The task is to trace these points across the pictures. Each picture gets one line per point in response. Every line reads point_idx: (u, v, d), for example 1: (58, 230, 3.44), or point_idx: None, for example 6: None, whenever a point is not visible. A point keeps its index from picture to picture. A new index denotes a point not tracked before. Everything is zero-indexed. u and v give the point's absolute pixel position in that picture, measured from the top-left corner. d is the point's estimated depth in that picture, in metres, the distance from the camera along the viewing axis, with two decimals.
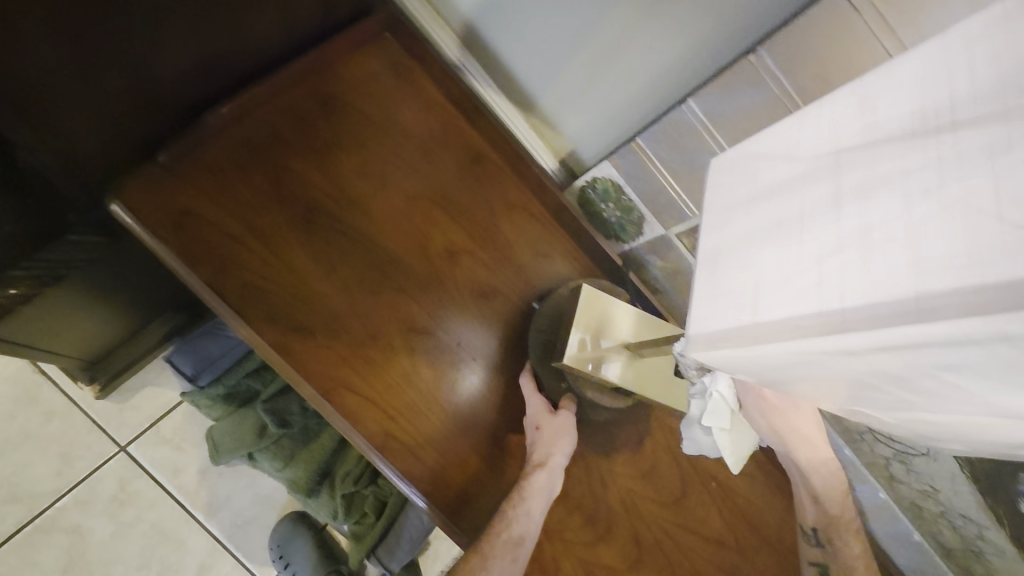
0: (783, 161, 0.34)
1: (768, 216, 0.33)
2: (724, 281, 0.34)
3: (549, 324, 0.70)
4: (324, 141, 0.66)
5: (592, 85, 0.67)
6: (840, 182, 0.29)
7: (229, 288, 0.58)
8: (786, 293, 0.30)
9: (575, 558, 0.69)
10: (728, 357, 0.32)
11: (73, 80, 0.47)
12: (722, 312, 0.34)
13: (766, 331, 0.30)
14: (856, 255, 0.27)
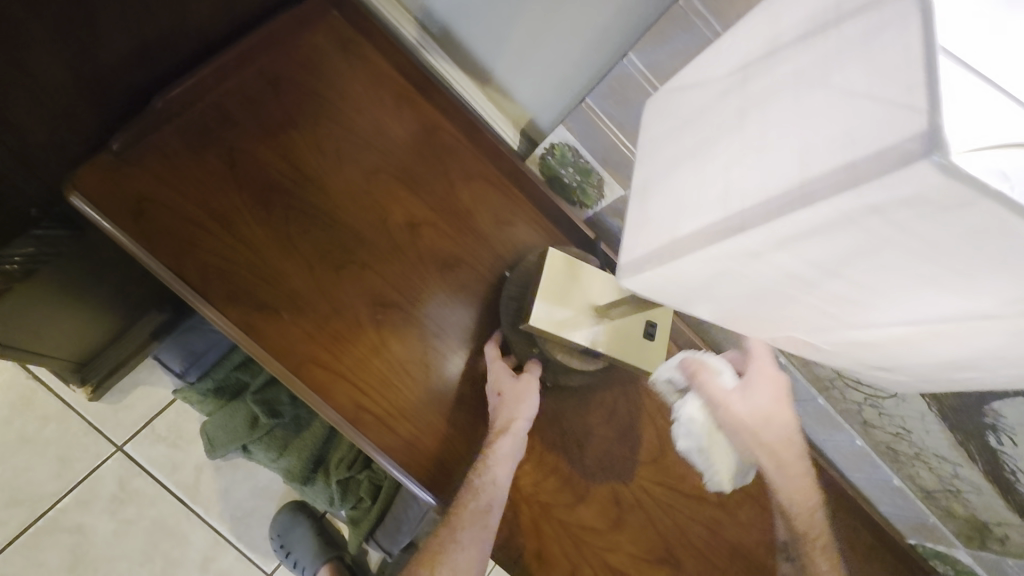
0: (697, 85, 0.34)
1: (685, 141, 0.33)
2: (649, 209, 0.34)
3: (519, 290, 0.71)
4: (277, 123, 0.67)
5: (538, 49, 0.68)
6: (744, 94, 0.29)
7: (189, 270, 0.59)
8: (698, 207, 0.29)
9: (555, 519, 0.69)
10: (654, 277, 0.33)
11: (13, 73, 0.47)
12: (645, 239, 0.34)
13: (679, 246, 0.30)
14: (752, 157, 0.27)
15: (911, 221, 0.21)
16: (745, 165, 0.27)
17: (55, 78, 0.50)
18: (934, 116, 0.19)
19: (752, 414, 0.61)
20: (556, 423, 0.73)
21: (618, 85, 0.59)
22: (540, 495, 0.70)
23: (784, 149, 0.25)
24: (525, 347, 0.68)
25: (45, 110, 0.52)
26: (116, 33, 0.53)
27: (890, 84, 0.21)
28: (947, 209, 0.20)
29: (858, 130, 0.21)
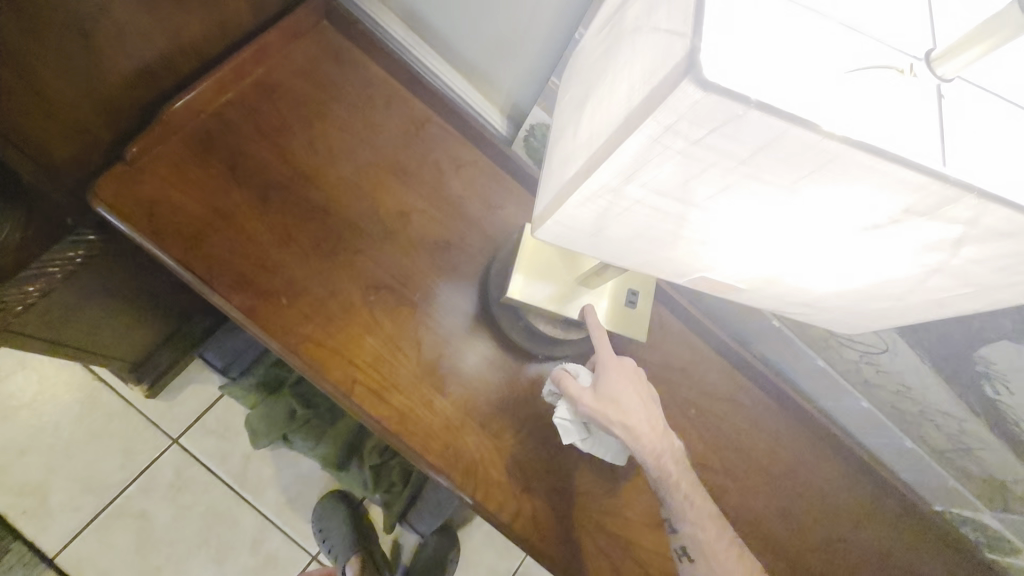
0: (587, 43, 0.36)
1: (576, 96, 0.35)
2: (551, 164, 0.37)
3: (505, 267, 0.74)
4: (272, 126, 0.73)
5: (509, 37, 0.71)
6: (608, 44, 0.31)
7: (197, 262, 0.66)
8: (574, 154, 0.32)
9: (551, 486, 0.72)
10: (552, 226, 0.35)
11: (29, 94, 0.55)
12: (546, 191, 0.36)
13: (562, 193, 0.33)
14: (604, 100, 0.29)
15: (706, 138, 0.24)
16: (600, 108, 0.29)
17: (66, 96, 0.58)
18: (694, 40, 0.21)
19: (608, 404, 0.64)
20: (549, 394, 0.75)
21: None
22: (534, 463, 0.72)
23: (620, 88, 0.27)
24: (512, 324, 0.73)
25: (61, 126, 0.60)
26: (118, 54, 0.60)
27: (679, 15, 0.23)
28: (725, 122, 0.23)
29: (655, 63, 0.24)
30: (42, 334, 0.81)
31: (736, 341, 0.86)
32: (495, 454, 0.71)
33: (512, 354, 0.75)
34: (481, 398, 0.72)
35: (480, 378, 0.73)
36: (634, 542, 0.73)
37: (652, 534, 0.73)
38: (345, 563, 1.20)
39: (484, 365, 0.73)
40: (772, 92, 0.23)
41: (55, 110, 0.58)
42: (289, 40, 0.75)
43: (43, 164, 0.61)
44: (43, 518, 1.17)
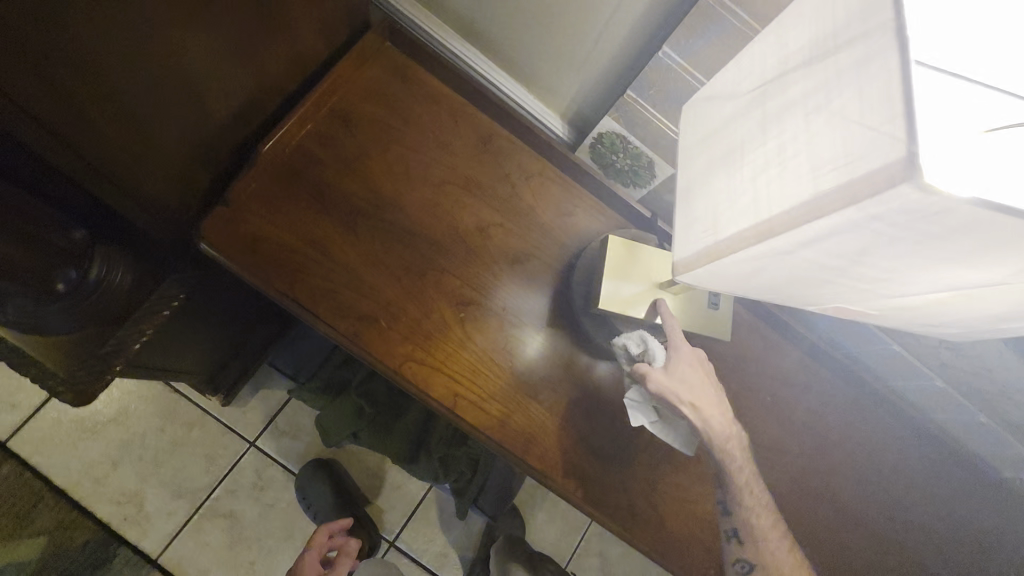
0: (730, 94, 0.38)
1: (720, 150, 0.37)
2: (694, 212, 0.39)
3: (587, 275, 0.77)
4: (350, 153, 0.75)
5: (578, 48, 0.71)
6: (765, 109, 0.33)
7: (301, 293, 0.70)
8: (736, 213, 0.34)
9: (641, 479, 0.76)
10: (705, 273, 0.38)
11: (143, 153, 0.57)
12: (693, 240, 0.39)
13: (719, 248, 0.36)
14: (775, 170, 0.31)
15: (909, 223, 0.25)
16: (767, 177, 0.32)
17: (173, 147, 0.60)
18: (911, 145, 0.23)
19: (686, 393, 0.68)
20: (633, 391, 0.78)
21: None
22: (625, 457, 0.76)
23: (797, 163, 0.29)
24: (595, 327, 0.75)
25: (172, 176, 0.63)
26: (215, 100, 0.62)
27: (876, 111, 0.25)
28: (936, 215, 0.24)
29: (851, 153, 0.26)
30: (148, 362, 0.86)
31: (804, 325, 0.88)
32: (588, 452, 0.75)
33: (595, 356, 0.78)
34: (570, 401, 0.76)
35: (568, 381, 0.76)
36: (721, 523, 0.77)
37: None
38: None
39: (571, 370, 0.77)
40: (979, 184, 0.24)
41: (167, 160, 0.60)
42: (358, 65, 0.76)
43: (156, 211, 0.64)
44: (142, 523, 1.25)
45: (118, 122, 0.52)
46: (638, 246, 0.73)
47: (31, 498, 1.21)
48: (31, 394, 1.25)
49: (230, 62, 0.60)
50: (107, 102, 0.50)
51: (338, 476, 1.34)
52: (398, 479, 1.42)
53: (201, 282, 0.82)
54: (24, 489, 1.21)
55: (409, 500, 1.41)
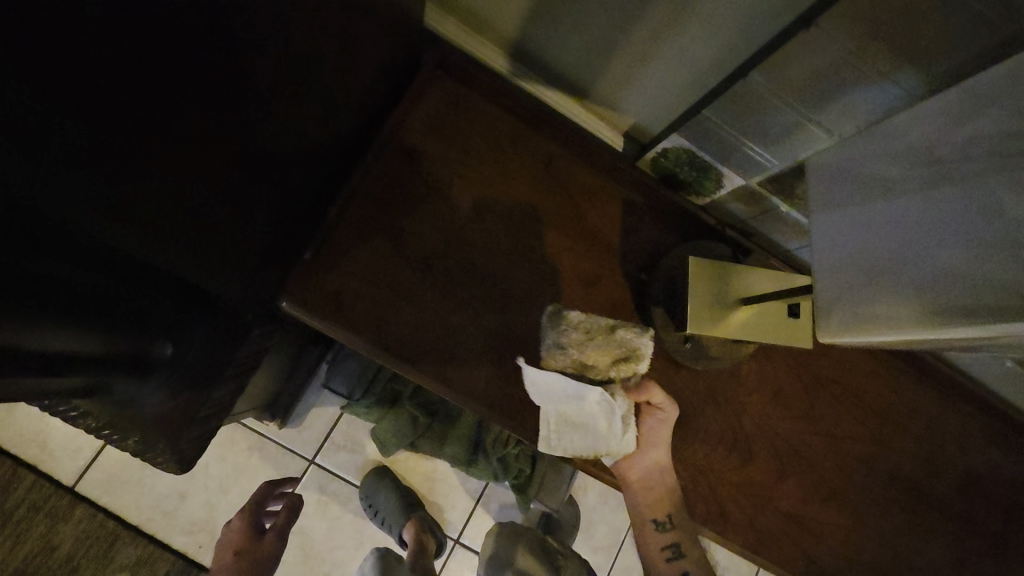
0: (888, 165, 0.39)
1: (888, 217, 0.37)
2: (847, 274, 0.40)
3: (664, 292, 0.76)
4: (418, 194, 0.74)
5: (643, 68, 0.69)
6: (961, 190, 0.33)
7: (389, 343, 0.70)
8: (915, 288, 0.35)
9: (728, 483, 0.78)
10: (864, 338, 0.38)
11: None
12: (849, 304, 0.39)
13: (882, 317, 0.36)
14: (976, 256, 0.32)
15: None
16: (948, 256, 0.33)
17: (222, 207, 0.58)
18: None
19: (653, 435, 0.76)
20: (712, 400, 0.79)
21: (737, 102, 0.62)
22: (711, 464, 0.78)
23: (1000, 254, 0.30)
24: (676, 343, 0.75)
25: (223, 234, 0.61)
26: (261, 154, 0.59)
27: None
28: None
29: None
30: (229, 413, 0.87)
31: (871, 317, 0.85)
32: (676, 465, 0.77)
33: (675, 369, 0.78)
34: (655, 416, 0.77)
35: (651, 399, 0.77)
36: (806, 517, 0.80)
37: (820, 507, 0.81)
38: (400, 529, 1.31)
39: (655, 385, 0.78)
40: None
41: (215, 222, 0.58)
42: (410, 99, 0.74)
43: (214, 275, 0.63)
44: None
45: None
46: (719, 266, 0.73)
47: (109, 537, 1.25)
48: (93, 437, 1.27)
49: (274, 115, 0.58)
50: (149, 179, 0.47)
51: (402, 481, 1.38)
52: (452, 481, 1.43)
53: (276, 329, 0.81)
54: (101, 529, 1.25)
55: (468, 500, 1.43)
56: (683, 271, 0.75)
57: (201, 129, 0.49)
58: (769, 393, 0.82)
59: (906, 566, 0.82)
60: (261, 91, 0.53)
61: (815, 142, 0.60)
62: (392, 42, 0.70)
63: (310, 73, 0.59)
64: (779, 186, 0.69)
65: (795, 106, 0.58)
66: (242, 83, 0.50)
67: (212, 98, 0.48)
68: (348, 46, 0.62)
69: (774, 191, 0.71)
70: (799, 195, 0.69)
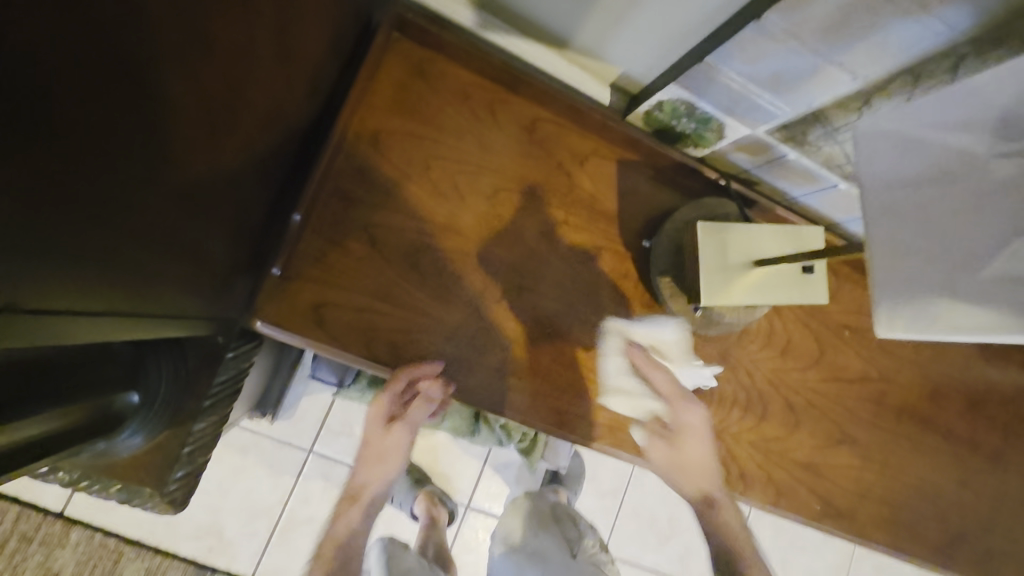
0: (969, 137, 0.34)
1: (982, 199, 0.33)
2: (923, 262, 0.35)
3: (669, 261, 0.71)
4: (392, 181, 0.66)
5: (630, 13, 0.60)
6: None
7: (383, 351, 0.64)
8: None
9: (747, 443, 0.76)
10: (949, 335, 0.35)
11: (157, 259, 0.48)
12: (929, 299, 0.35)
13: (982, 315, 0.33)
14: None
15: None
16: None
17: (170, 241, 0.49)
18: None
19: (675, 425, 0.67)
20: (725, 362, 0.76)
21: (747, 46, 0.54)
22: (730, 426, 0.76)
23: None
24: (688, 313, 0.70)
25: (175, 271, 0.52)
26: (205, 170, 0.49)
27: None
28: None
29: None
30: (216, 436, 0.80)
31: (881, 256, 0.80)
32: None
33: None
34: None
35: None
36: (825, 464, 0.79)
37: (836, 452, 0.80)
38: (411, 504, 1.30)
39: (665, 356, 0.74)
40: None
41: (164, 261, 0.49)
42: (365, 72, 0.64)
43: (173, 317, 0.54)
44: (228, 550, 1.27)
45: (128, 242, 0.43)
46: (727, 225, 0.67)
47: (112, 555, 1.21)
48: None
49: (218, 122, 0.48)
50: (83, 241, 0.38)
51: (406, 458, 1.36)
52: (455, 450, 1.41)
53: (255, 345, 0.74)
54: (103, 549, 1.21)
55: (473, 467, 1.41)
56: (691, 235, 0.68)
57: (134, 161, 0.39)
58: (780, 347, 0.79)
59: (920, 496, 0.83)
60: (196, 96, 0.43)
61: (837, 85, 0.53)
62: (337, 7, 0.60)
63: (251, 62, 0.49)
64: (789, 133, 0.63)
65: (814, 49, 0.51)
66: (169, 91, 0.40)
67: (141, 120, 0.38)
68: (289, 20, 0.52)
69: (783, 139, 0.65)
70: (809, 140, 0.63)
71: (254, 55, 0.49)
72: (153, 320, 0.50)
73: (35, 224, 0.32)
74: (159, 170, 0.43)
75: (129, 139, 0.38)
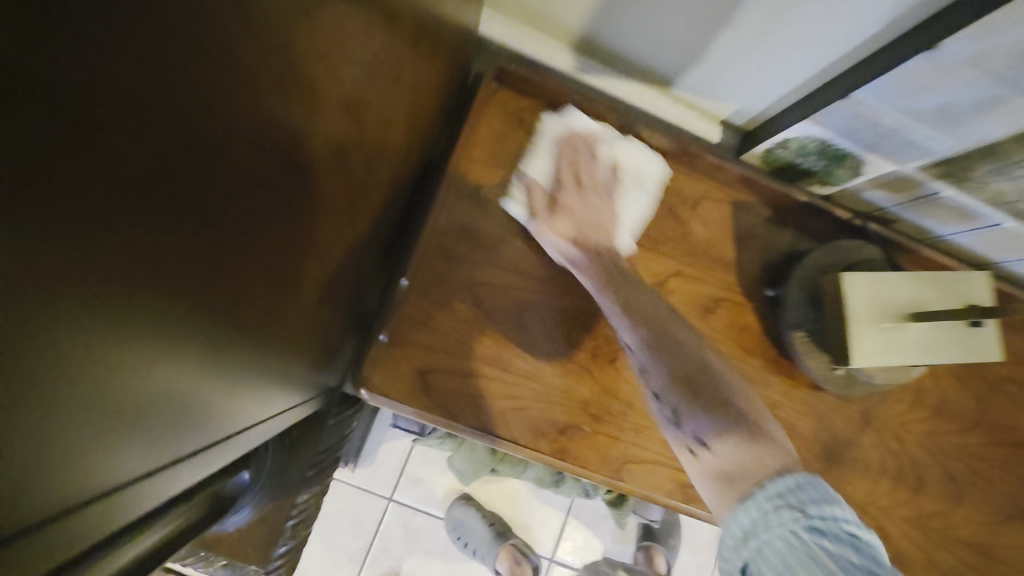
0: None
1: None
2: None
3: (802, 313, 0.63)
4: (496, 237, 0.63)
5: (754, 49, 0.56)
6: None
7: (491, 419, 0.60)
8: None
9: (898, 518, 0.67)
10: None
11: (297, 332, 0.45)
12: None
13: None
14: None
15: None
16: None
17: (289, 333, 0.44)
18: None
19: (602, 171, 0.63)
20: (867, 425, 0.67)
21: (910, 80, 0.48)
22: (877, 498, 0.66)
23: None
24: (826, 371, 0.63)
25: (306, 343, 0.49)
26: (337, 248, 0.46)
27: None
28: None
29: None
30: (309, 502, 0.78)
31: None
32: None
33: (819, 395, 0.67)
34: (805, 454, 0.66)
35: (798, 434, 0.66)
36: (996, 544, 0.68)
37: (1007, 530, 0.68)
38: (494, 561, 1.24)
39: (797, 419, 0.66)
40: None
41: (280, 354, 0.44)
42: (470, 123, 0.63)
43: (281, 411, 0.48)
44: None
45: (280, 317, 0.40)
46: (873, 274, 0.60)
47: None
48: None
49: (355, 186, 0.45)
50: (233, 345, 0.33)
51: (486, 507, 1.31)
52: (537, 499, 1.34)
53: (355, 407, 0.72)
54: None
55: (557, 519, 1.33)
56: (829, 284, 0.61)
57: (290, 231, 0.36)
58: (930, 406, 0.69)
59: None
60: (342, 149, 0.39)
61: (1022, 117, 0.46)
62: (443, 63, 0.57)
63: (382, 131, 0.47)
64: (948, 169, 0.55)
65: (1002, 78, 0.43)
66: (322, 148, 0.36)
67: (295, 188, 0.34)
68: (409, 82, 0.49)
69: (939, 176, 0.57)
70: (973, 176, 0.55)
71: (385, 123, 0.47)
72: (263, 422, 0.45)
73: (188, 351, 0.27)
74: (308, 235, 0.39)
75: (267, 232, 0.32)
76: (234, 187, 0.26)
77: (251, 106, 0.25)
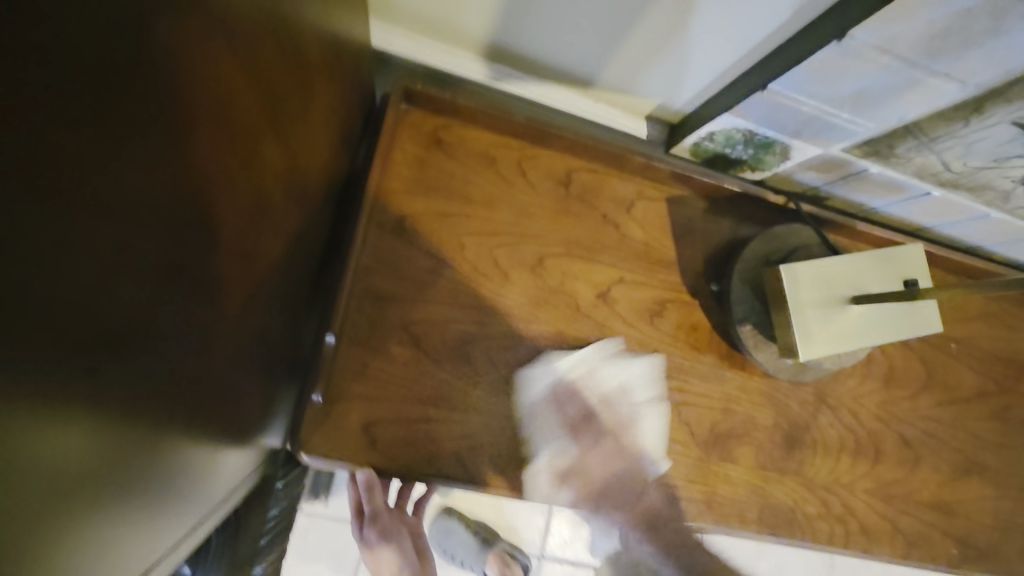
0: None
1: None
2: None
3: (749, 306, 0.62)
4: (427, 270, 0.60)
5: (665, 44, 0.54)
6: None
7: (445, 462, 0.57)
8: None
9: (861, 491, 0.67)
10: None
11: (213, 420, 0.41)
12: None
13: None
14: None
15: None
16: None
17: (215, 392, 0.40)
18: None
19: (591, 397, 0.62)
20: (822, 405, 0.68)
21: (824, 69, 0.46)
22: (840, 475, 0.67)
23: None
24: (776, 362, 0.62)
25: (233, 414, 0.45)
26: (244, 318, 0.42)
27: None
28: None
29: None
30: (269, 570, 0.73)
31: (988, 257, 0.69)
32: (803, 492, 0.65)
33: (773, 382, 0.67)
34: (767, 444, 0.65)
35: (758, 425, 0.66)
36: (952, 500, 0.70)
37: (963, 484, 0.70)
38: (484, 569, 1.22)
39: (755, 410, 0.66)
40: None
41: (205, 408, 0.40)
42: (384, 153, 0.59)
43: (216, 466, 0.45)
44: None
45: (210, 377, 0.39)
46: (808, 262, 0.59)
47: None
48: None
49: (257, 252, 0.41)
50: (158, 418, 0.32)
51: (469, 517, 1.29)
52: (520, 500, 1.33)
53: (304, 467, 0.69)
54: None
55: (542, 516, 1.32)
56: (769, 277, 0.60)
57: (202, 296, 0.34)
58: (881, 375, 0.70)
59: None
60: (240, 215, 0.36)
61: (937, 96, 0.45)
62: (342, 97, 0.53)
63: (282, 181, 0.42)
64: (872, 148, 0.54)
65: (911, 61, 0.42)
66: (222, 212, 0.33)
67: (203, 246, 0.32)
68: (305, 127, 0.45)
69: (863, 154, 0.56)
70: (897, 153, 0.54)
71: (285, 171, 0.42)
72: (195, 479, 0.41)
73: (74, 414, 0.23)
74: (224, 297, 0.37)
75: (160, 291, 0.28)
76: (97, 261, 0.23)
77: (101, 159, 0.21)
